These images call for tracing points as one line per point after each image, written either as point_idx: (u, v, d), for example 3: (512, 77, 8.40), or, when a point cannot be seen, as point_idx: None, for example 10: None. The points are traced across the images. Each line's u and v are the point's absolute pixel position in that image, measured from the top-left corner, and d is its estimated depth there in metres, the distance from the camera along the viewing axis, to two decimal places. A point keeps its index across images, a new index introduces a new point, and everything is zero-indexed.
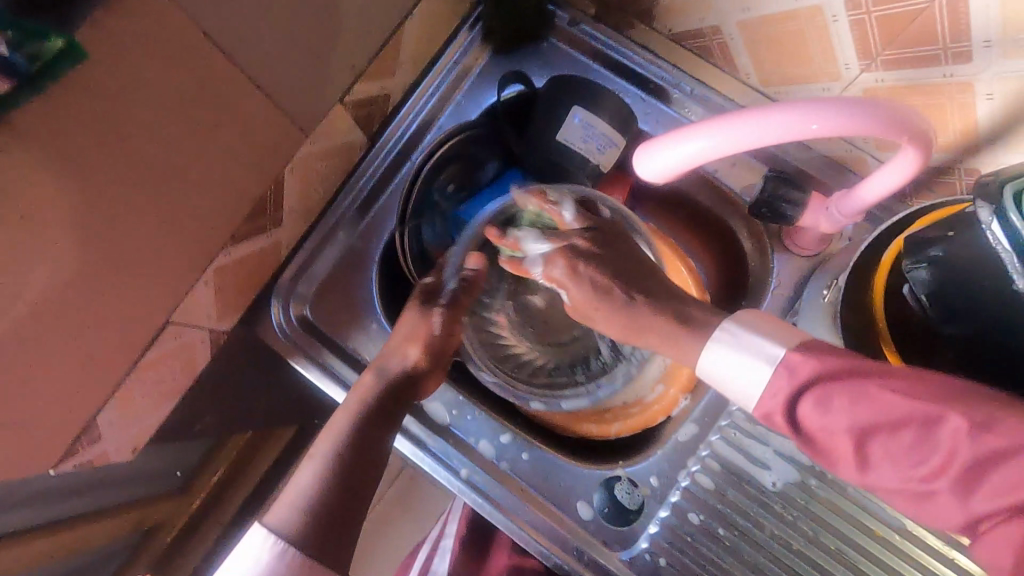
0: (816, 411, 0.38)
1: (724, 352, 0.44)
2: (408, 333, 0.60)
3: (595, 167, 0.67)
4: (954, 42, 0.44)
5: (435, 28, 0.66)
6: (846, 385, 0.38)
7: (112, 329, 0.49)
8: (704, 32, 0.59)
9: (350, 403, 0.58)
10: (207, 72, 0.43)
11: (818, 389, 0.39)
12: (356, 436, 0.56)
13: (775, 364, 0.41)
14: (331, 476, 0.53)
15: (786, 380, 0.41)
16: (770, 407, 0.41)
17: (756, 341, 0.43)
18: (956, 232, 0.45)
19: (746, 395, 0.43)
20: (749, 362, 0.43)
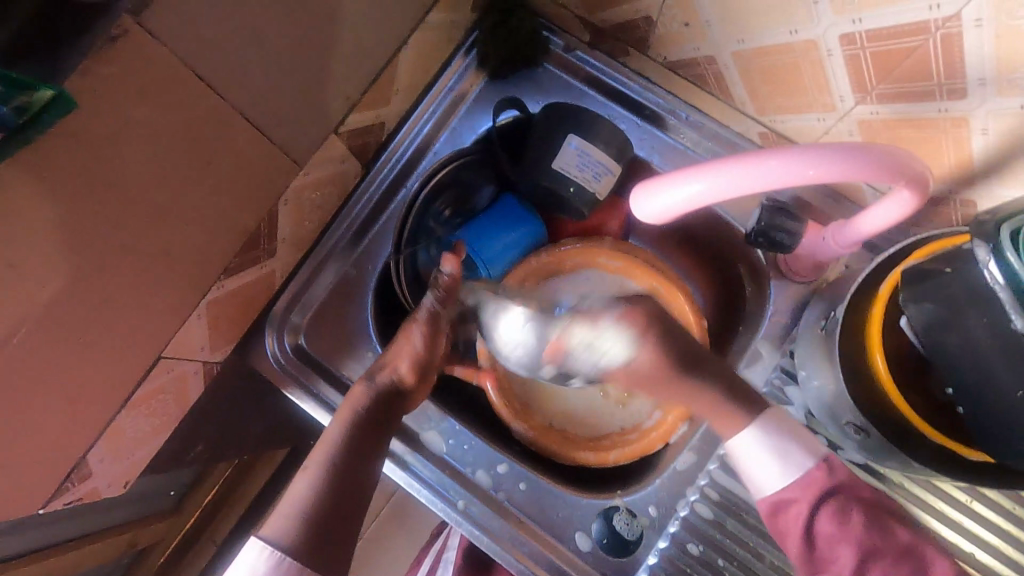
0: (832, 526, 0.50)
1: (759, 449, 0.54)
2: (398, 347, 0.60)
3: (591, 197, 0.65)
4: (949, 79, 0.44)
5: (431, 56, 0.66)
6: (844, 509, 0.51)
7: (104, 367, 0.48)
8: (698, 61, 0.59)
9: (340, 417, 0.57)
10: (198, 111, 0.42)
11: (831, 507, 0.51)
12: (349, 445, 0.55)
13: (795, 479, 0.52)
14: (325, 483, 0.52)
15: (807, 497, 0.52)
16: (794, 496, 0.52)
17: (788, 454, 0.53)
18: (953, 268, 0.44)
19: (762, 485, 0.54)
20: (796, 456, 0.53)
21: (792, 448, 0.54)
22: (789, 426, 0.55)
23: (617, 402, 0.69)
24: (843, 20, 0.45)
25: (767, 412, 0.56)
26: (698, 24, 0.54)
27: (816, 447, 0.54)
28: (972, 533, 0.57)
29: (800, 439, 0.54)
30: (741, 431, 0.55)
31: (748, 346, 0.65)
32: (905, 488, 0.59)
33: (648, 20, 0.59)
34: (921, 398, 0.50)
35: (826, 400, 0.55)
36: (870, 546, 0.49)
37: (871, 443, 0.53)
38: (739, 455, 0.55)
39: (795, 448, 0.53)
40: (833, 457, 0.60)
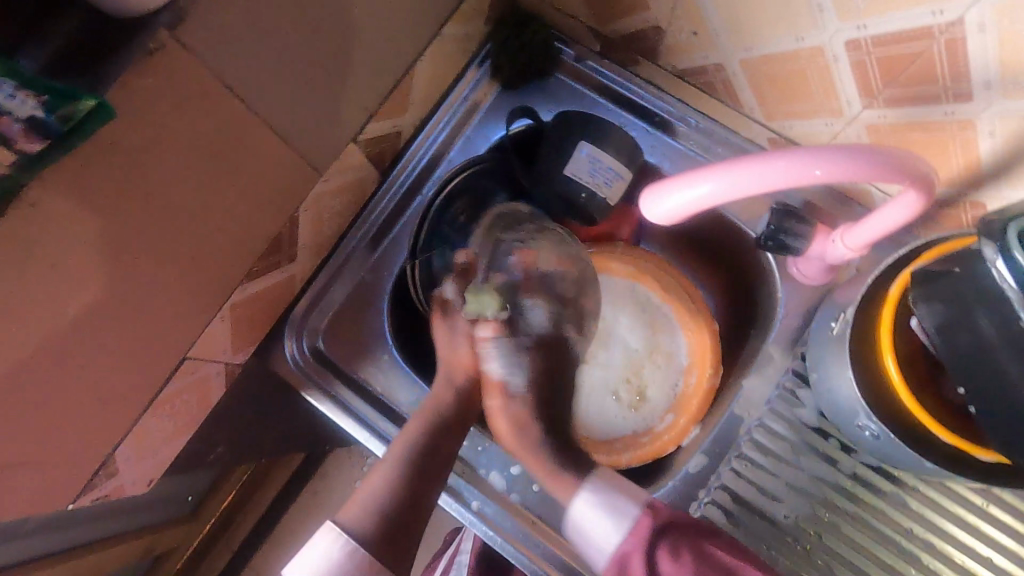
0: (672, 566, 0.49)
1: (587, 507, 0.55)
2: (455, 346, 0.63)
3: (603, 202, 0.67)
4: (954, 83, 0.45)
5: (446, 67, 0.68)
6: (680, 552, 0.50)
7: (134, 365, 0.50)
8: (707, 69, 0.60)
9: (419, 417, 0.59)
10: (227, 120, 0.44)
11: (665, 545, 0.50)
12: (427, 448, 0.58)
13: (626, 530, 0.52)
14: (401, 483, 0.55)
15: (637, 544, 0.51)
16: (626, 549, 0.51)
17: (603, 505, 0.54)
18: (962, 268, 0.45)
19: (604, 545, 0.53)
20: (614, 508, 0.54)
21: (614, 497, 0.54)
22: (614, 478, 0.56)
23: (630, 407, 0.69)
24: (848, 27, 0.46)
25: (597, 470, 0.57)
26: (706, 33, 0.56)
27: (638, 495, 0.54)
28: (989, 538, 0.57)
29: (616, 486, 0.55)
30: (578, 493, 0.56)
31: (759, 349, 0.65)
32: (919, 491, 0.59)
33: (657, 30, 0.60)
34: (935, 399, 0.50)
35: (838, 403, 0.55)
36: None
37: (884, 446, 0.53)
38: (579, 523, 0.55)
39: (620, 497, 0.54)
40: (847, 459, 0.60)
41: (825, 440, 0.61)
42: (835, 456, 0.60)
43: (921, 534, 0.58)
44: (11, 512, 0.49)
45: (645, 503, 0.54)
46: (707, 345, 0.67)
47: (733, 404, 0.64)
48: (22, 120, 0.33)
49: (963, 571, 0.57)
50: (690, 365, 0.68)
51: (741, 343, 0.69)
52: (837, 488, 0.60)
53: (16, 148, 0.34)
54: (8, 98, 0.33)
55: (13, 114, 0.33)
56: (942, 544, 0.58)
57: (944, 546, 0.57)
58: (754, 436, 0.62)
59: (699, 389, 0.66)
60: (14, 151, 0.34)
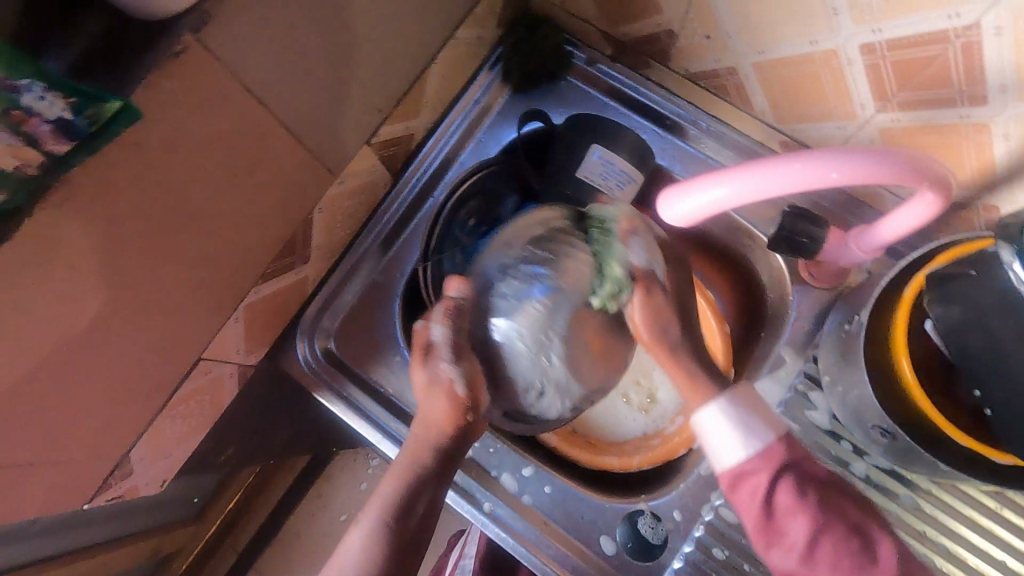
0: (790, 500, 0.50)
1: (720, 419, 0.53)
2: (432, 395, 0.54)
3: (614, 204, 0.67)
4: (969, 86, 0.45)
5: (458, 69, 0.68)
6: (806, 483, 0.51)
7: (148, 366, 0.50)
8: (719, 72, 0.61)
9: (394, 475, 0.53)
10: (246, 122, 0.45)
11: (790, 480, 0.51)
12: (404, 506, 0.52)
13: (755, 453, 0.52)
14: (379, 545, 0.50)
15: (765, 467, 0.51)
16: (750, 467, 0.51)
17: (747, 430, 0.52)
18: (977, 271, 0.44)
19: (721, 458, 0.53)
20: (749, 433, 0.52)
21: (752, 423, 0.53)
22: (750, 398, 0.54)
23: (639, 408, 0.70)
24: (863, 30, 0.46)
25: (728, 390, 0.54)
26: (719, 36, 0.56)
27: (777, 424, 0.53)
28: (1003, 541, 0.57)
29: (761, 413, 0.53)
30: (709, 404, 0.54)
31: (770, 352, 0.65)
32: (932, 494, 0.59)
33: (670, 33, 0.60)
34: (947, 399, 0.50)
35: (851, 405, 0.56)
36: (823, 523, 0.50)
37: (899, 449, 0.52)
38: (705, 430, 0.54)
39: (756, 422, 0.52)
40: (859, 462, 0.60)
41: (837, 443, 0.61)
42: (847, 458, 0.60)
43: (935, 537, 0.58)
44: (27, 512, 0.49)
45: (782, 435, 0.52)
46: (718, 347, 0.68)
47: None
48: (51, 121, 0.33)
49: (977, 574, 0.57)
50: (699, 367, 0.69)
51: (751, 345, 0.70)
52: (849, 490, 0.60)
53: (44, 149, 0.34)
54: (38, 99, 0.32)
55: (42, 115, 0.33)
56: (955, 547, 0.57)
57: (958, 549, 0.57)
58: None
59: None
60: (40, 152, 0.34)
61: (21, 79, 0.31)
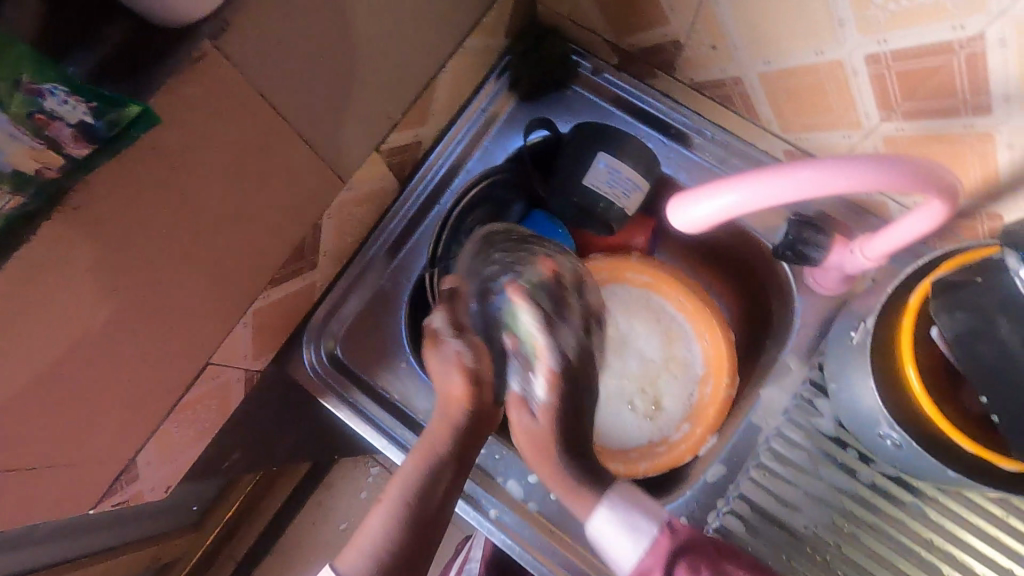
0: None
1: (609, 521, 0.56)
2: (447, 379, 0.59)
3: (620, 212, 0.67)
4: (973, 96, 0.46)
5: (467, 78, 0.69)
6: (699, 560, 0.52)
7: (159, 369, 0.51)
8: (725, 82, 0.61)
9: (414, 459, 0.57)
10: (261, 129, 0.45)
11: (683, 565, 0.52)
12: (425, 488, 0.55)
13: (646, 551, 0.53)
14: (401, 521, 0.54)
15: (657, 566, 0.53)
16: (646, 568, 0.53)
17: (632, 530, 0.55)
18: (985, 279, 0.45)
19: (623, 561, 0.54)
20: (636, 529, 0.54)
21: (635, 515, 0.55)
22: (637, 497, 0.56)
23: (644, 415, 0.68)
24: (868, 41, 0.47)
25: (618, 484, 0.57)
26: (725, 47, 0.57)
27: (659, 513, 0.55)
28: (1008, 548, 0.57)
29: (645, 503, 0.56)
30: (597, 508, 0.56)
31: (775, 359, 0.65)
32: (940, 502, 0.59)
33: (676, 44, 0.61)
34: (954, 408, 0.50)
35: (858, 413, 0.56)
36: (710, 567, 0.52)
37: (906, 456, 0.53)
38: (599, 534, 0.56)
39: (639, 516, 0.55)
40: (865, 469, 0.60)
41: (843, 450, 0.61)
42: (854, 466, 0.61)
43: (941, 545, 0.58)
44: (32, 516, 0.49)
45: (666, 526, 0.54)
46: (723, 353, 0.68)
47: (751, 412, 0.64)
48: (72, 125, 0.34)
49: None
50: (705, 375, 0.68)
51: (757, 354, 0.70)
52: (856, 497, 0.60)
53: (65, 152, 0.35)
54: (61, 104, 0.33)
55: (64, 119, 0.34)
56: (962, 554, 0.57)
57: (964, 557, 0.57)
58: (772, 445, 0.63)
59: (715, 399, 0.66)
60: (62, 155, 0.35)
61: (46, 84, 0.32)
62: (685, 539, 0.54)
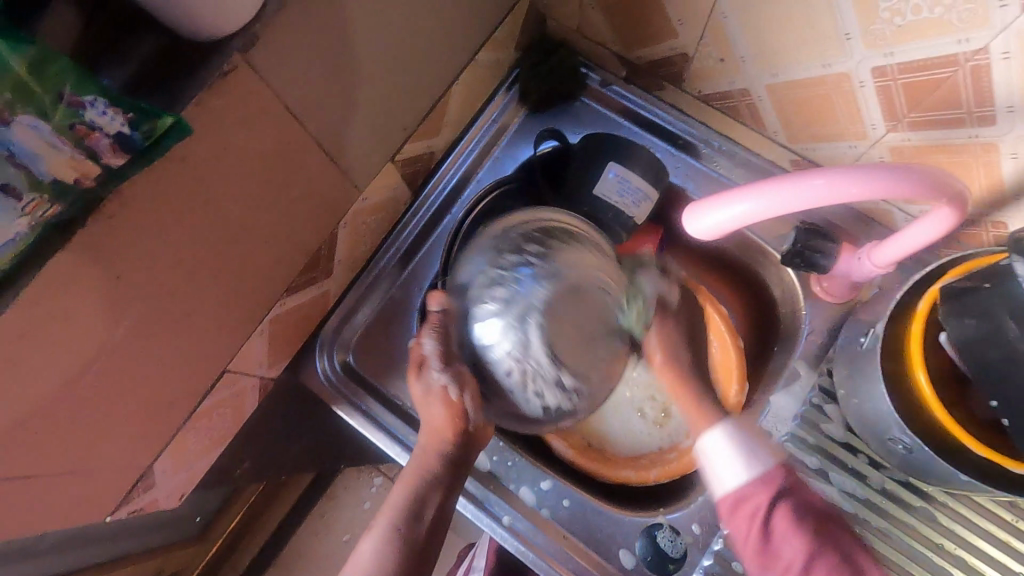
0: (785, 522, 0.51)
1: (724, 445, 0.56)
2: (430, 405, 0.56)
3: (629, 220, 0.68)
4: (978, 107, 0.47)
5: (478, 90, 0.70)
6: (800, 512, 0.52)
7: (178, 376, 0.51)
8: (732, 94, 0.63)
9: (401, 486, 0.55)
10: (284, 140, 0.46)
11: (788, 505, 0.52)
12: (414, 512, 0.53)
13: (757, 477, 0.53)
14: (393, 547, 0.52)
15: (763, 491, 0.53)
16: (747, 493, 0.53)
17: (742, 453, 0.55)
18: (992, 283, 0.46)
19: (722, 483, 0.55)
20: (749, 459, 0.54)
21: (756, 450, 0.55)
22: (755, 433, 0.57)
23: (654, 423, 0.70)
24: (874, 54, 0.48)
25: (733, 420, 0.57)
26: (733, 60, 0.58)
27: (777, 453, 0.55)
28: (1020, 553, 0.57)
29: (756, 440, 0.56)
30: (712, 429, 0.57)
31: (784, 366, 0.66)
32: (950, 507, 0.59)
33: (685, 57, 0.62)
34: (965, 413, 0.51)
35: (868, 419, 0.56)
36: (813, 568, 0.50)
37: (918, 460, 0.53)
38: (708, 453, 0.56)
39: (759, 450, 0.55)
40: (875, 474, 0.61)
41: (853, 455, 0.62)
42: (863, 471, 0.61)
43: (952, 550, 0.58)
44: (50, 523, 0.49)
45: (775, 469, 0.54)
46: (732, 360, 0.68)
47: (761, 418, 0.65)
48: (111, 136, 0.35)
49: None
50: (715, 382, 0.69)
51: (766, 361, 0.71)
52: (866, 502, 0.60)
53: (102, 162, 0.35)
54: (101, 115, 0.34)
55: (103, 130, 0.34)
56: (973, 559, 0.58)
57: (976, 562, 0.58)
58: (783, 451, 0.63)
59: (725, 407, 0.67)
60: (99, 165, 0.35)
61: (86, 96, 0.33)
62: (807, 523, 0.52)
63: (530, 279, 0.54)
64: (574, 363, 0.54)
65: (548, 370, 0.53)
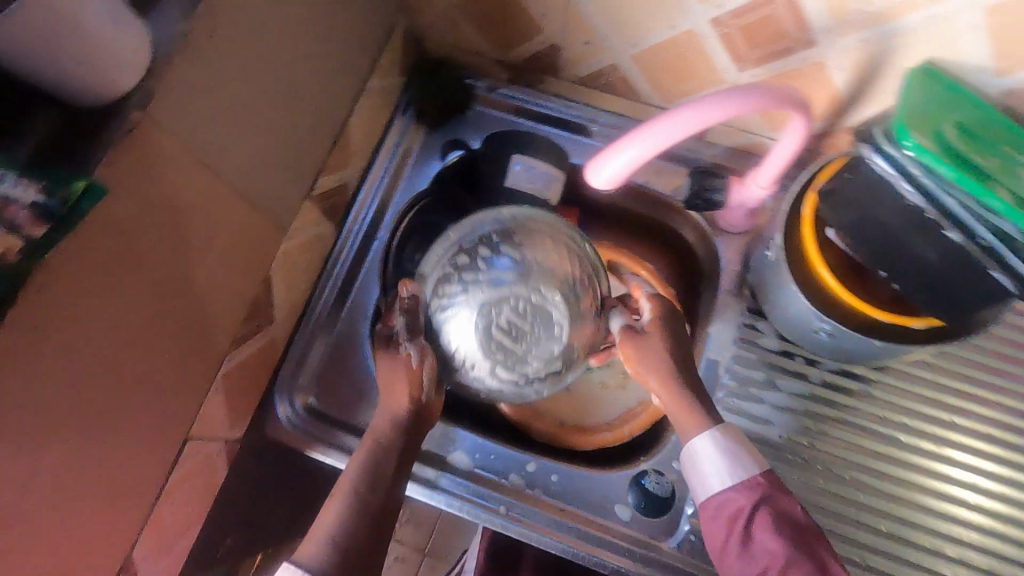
0: (764, 529, 0.49)
1: (711, 451, 0.54)
2: (393, 375, 0.58)
3: (546, 203, 0.73)
4: (800, 34, 0.55)
5: (375, 118, 0.73)
6: (779, 519, 0.49)
7: (140, 451, 0.50)
8: (604, 71, 0.69)
9: (361, 451, 0.54)
10: (198, 191, 0.48)
11: (766, 513, 0.50)
12: (373, 474, 0.53)
13: (738, 483, 0.52)
14: (359, 510, 0.50)
15: (745, 497, 0.51)
16: (729, 499, 0.52)
17: (727, 464, 0.53)
18: (853, 174, 0.53)
19: (706, 489, 0.53)
20: (733, 468, 0.53)
21: (740, 456, 0.53)
22: (744, 439, 0.55)
23: (619, 385, 0.74)
24: (708, 9, 0.56)
25: (729, 425, 0.55)
26: (596, 40, 0.65)
27: (763, 463, 0.53)
28: (941, 402, 0.66)
29: (746, 445, 0.54)
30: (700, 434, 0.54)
31: (714, 302, 0.72)
32: (881, 381, 0.67)
33: (555, 47, 0.68)
34: (869, 292, 0.58)
35: (794, 320, 0.63)
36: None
37: (840, 342, 0.60)
38: (695, 459, 0.54)
39: (744, 457, 0.53)
40: (814, 371, 0.67)
41: (791, 359, 0.68)
42: (803, 371, 0.68)
43: (893, 416, 0.66)
44: None
45: (756, 476, 0.52)
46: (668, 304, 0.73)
47: (706, 350, 0.70)
48: (28, 205, 0.35)
49: (937, 438, 0.65)
50: None
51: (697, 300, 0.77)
52: (814, 397, 0.67)
53: (24, 234, 0.35)
54: (12, 186, 0.35)
55: (19, 201, 0.35)
56: (910, 419, 0.66)
57: (912, 421, 0.66)
58: (732, 373, 0.68)
59: None
60: (21, 237, 0.35)
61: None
62: (785, 531, 0.48)
63: (504, 270, 0.60)
64: (515, 360, 0.59)
65: (484, 360, 0.58)
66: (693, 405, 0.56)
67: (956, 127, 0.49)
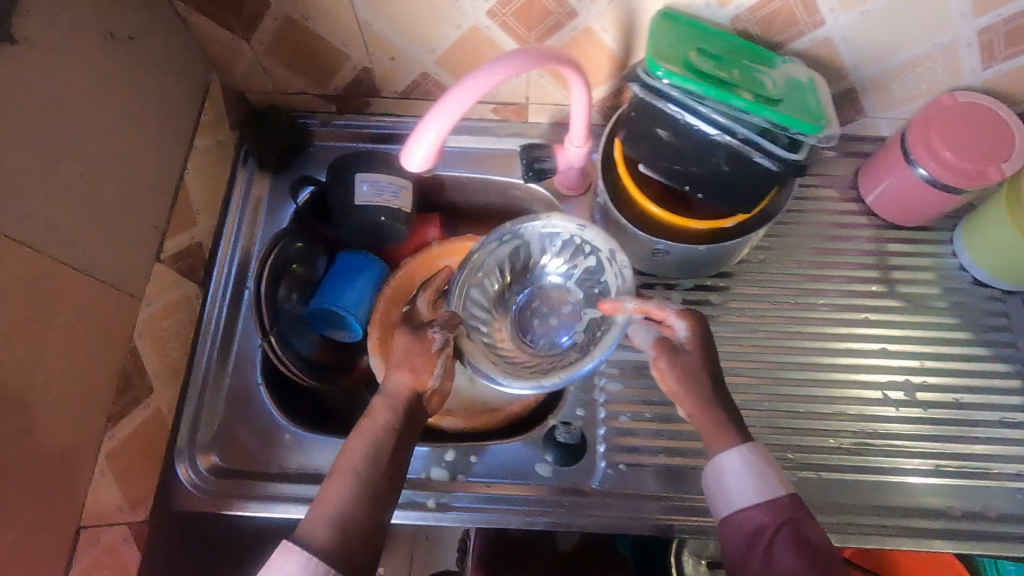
0: (787, 547, 0.50)
1: (737, 470, 0.54)
2: (413, 355, 0.57)
3: (400, 212, 0.76)
4: (562, 8, 0.63)
5: (215, 174, 0.75)
6: (805, 543, 0.50)
7: (24, 548, 0.49)
8: (418, 81, 0.75)
9: (361, 436, 0.54)
10: (20, 272, 0.48)
11: (791, 535, 0.50)
12: (377, 453, 0.53)
13: (762, 503, 0.53)
14: (365, 491, 0.51)
15: (770, 518, 0.52)
16: (752, 516, 0.52)
17: (752, 484, 0.54)
18: (636, 112, 0.61)
19: (729, 504, 0.54)
20: (757, 488, 0.53)
21: (766, 477, 0.54)
22: (772, 462, 0.55)
23: None
24: (479, 4, 0.63)
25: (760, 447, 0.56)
26: (398, 55, 0.71)
27: (789, 489, 0.54)
28: (780, 290, 0.76)
29: (774, 470, 0.54)
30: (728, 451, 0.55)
31: None
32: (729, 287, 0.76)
33: (366, 69, 0.73)
34: (686, 208, 0.67)
35: (638, 251, 0.70)
36: None
37: (676, 255, 0.68)
38: (722, 477, 0.55)
39: (770, 480, 0.54)
40: (674, 294, 0.75)
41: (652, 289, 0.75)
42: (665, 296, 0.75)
43: (748, 313, 0.75)
44: None
45: (781, 502, 0.53)
46: None
47: None
48: None
49: (803, 320, 0.74)
50: None
51: None
52: None
53: None
54: None
55: None
56: (762, 312, 0.75)
57: (764, 313, 0.75)
58: None
59: None
60: None
61: None
62: (809, 553, 0.49)
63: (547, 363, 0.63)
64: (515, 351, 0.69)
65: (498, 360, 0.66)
66: (723, 427, 0.56)
67: (697, 53, 0.59)
